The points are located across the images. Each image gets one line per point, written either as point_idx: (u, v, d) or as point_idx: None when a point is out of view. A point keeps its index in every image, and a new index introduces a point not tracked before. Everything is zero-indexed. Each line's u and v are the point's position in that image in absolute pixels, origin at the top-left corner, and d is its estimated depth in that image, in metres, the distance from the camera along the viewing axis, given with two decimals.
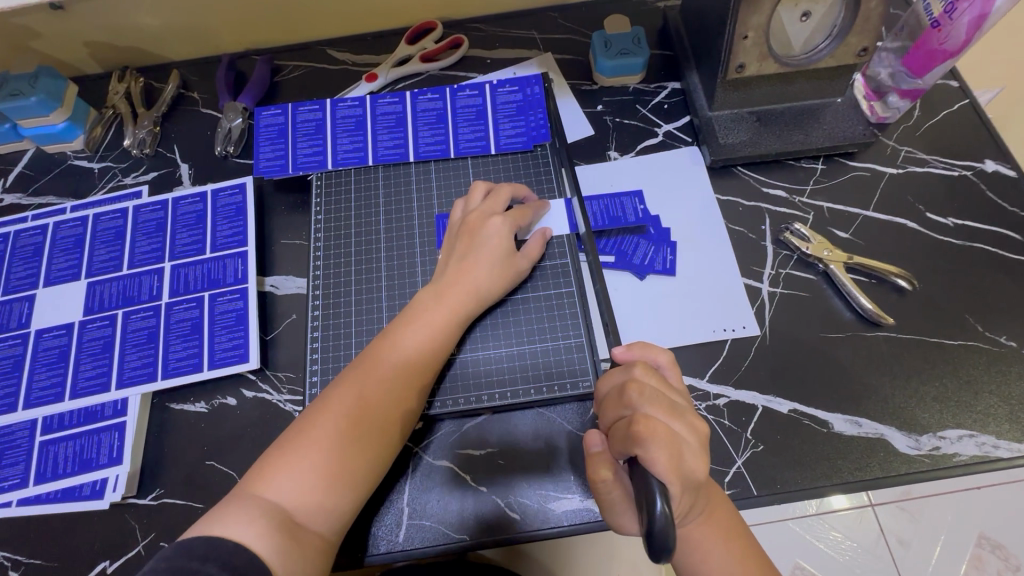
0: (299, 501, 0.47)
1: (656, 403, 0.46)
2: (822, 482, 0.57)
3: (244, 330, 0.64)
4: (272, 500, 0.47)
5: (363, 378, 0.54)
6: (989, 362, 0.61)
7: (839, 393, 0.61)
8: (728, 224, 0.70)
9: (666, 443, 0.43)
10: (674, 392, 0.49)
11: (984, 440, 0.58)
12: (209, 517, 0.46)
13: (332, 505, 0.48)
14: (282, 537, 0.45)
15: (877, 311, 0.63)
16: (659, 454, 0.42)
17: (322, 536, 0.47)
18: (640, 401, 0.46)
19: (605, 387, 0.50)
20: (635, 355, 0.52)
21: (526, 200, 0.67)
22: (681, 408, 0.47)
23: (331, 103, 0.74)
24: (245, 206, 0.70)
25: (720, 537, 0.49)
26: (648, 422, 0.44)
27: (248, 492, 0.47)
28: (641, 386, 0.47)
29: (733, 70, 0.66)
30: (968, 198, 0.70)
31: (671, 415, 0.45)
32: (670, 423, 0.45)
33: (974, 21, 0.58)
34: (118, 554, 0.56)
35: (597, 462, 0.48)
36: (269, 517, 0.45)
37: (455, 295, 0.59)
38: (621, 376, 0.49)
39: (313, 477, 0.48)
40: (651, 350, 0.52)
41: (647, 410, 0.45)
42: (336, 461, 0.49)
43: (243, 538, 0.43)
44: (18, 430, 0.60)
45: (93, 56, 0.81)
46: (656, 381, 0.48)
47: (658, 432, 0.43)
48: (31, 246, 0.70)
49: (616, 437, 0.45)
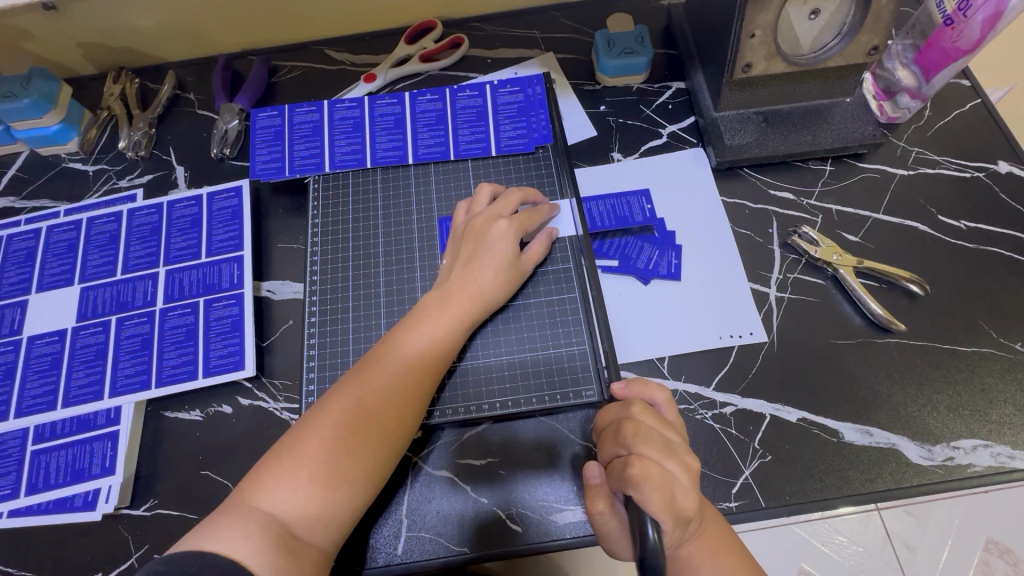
0: (297, 514, 0.46)
1: (651, 443, 0.44)
2: (832, 493, 0.55)
3: (240, 337, 0.62)
4: (270, 512, 0.45)
5: (365, 385, 0.52)
6: (1004, 369, 0.59)
7: (849, 402, 0.59)
8: (733, 227, 0.68)
9: (660, 485, 0.42)
10: (671, 430, 0.47)
11: (1000, 451, 0.56)
12: (204, 528, 0.44)
13: (331, 518, 0.47)
14: (279, 553, 0.43)
15: (888, 318, 0.61)
16: (654, 495, 0.41)
17: (319, 550, 0.46)
18: (635, 440, 0.45)
19: (603, 421, 0.49)
20: (635, 392, 0.51)
21: (537, 204, 0.65)
22: (676, 447, 0.45)
23: (329, 104, 0.73)
24: (242, 209, 0.69)
25: (722, 560, 0.47)
26: (643, 462, 0.43)
27: (245, 502, 0.46)
28: (637, 425, 0.45)
29: (739, 70, 0.64)
30: (981, 201, 0.68)
31: (665, 455, 0.44)
32: (664, 463, 0.44)
33: (987, 21, 0.56)
34: (110, 567, 0.55)
35: (594, 494, 0.47)
36: (266, 532, 0.44)
37: (459, 300, 0.57)
38: (619, 412, 0.48)
39: (313, 489, 0.47)
40: (649, 389, 0.51)
41: (642, 450, 0.44)
42: (336, 471, 0.48)
43: (240, 555, 0.42)
44: (10, 439, 0.59)
45: (88, 56, 0.79)
46: (651, 419, 0.47)
47: (653, 474, 0.42)
48: (24, 250, 0.69)
49: (612, 474, 0.44)
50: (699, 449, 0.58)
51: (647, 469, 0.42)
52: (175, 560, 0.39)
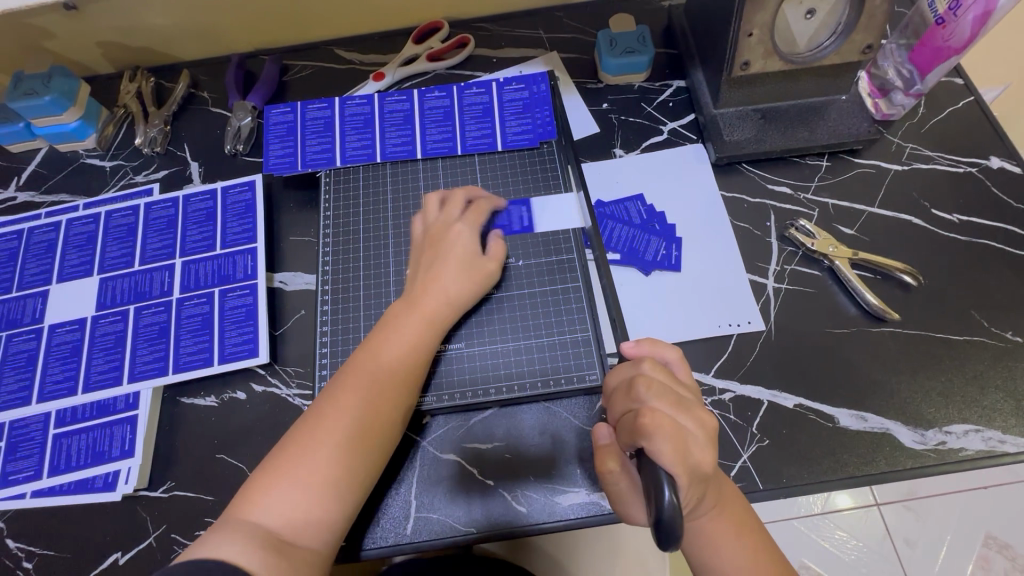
0: (284, 521, 0.47)
1: (663, 397, 0.46)
2: (827, 476, 0.57)
3: (254, 326, 0.64)
4: (259, 522, 0.47)
5: (337, 394, 0.53)
6: (995, 357, 0.61)
7: (844, 389, 0.61)
8: (733, 221, 0.70)
9: (673, 437, 0.43)
10: (682, 386, 0.49)
11: (990, 435, 0.58)
12: (199, 542, 0.46)
13: (320, 520, 0.49)
14: (270, 554, 0.45)
15: (883, 307, 0.63)
16: (665, 447, 0.42)
17: (314, 551, 0.48)
18: (647, 394, 0.46)
19: (613, 381, 0.51)
20: (645, 351, 0.53)
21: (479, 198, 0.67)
22: (689, 403, 0.47)
23: (340, 101, 0.75)
24: (255, 203, 0.71)
25: (735, 530, 0.49)
26: (655, 415, 0.44)
27: (233, 517, 0.47)
28: (649, 381, 0.47)
29: (738, 68, 0.66)
30: (974, 195, 0.70)
31: (677, 409, 0.46)
32: (678, 417, 0.46)
33: (978, 19, 0.58)
34: (130, 546, 0.57)
35: (604, 453, 0.50)
36: (255, 538, 0.45)
37: (423, 304, 0.59)
38: (630, 371, 0.50)
39: (297, 495, 0.48)
40: (659, 347, 0.53)
41: (654, 403, 0.46)
42: (319, 478, 0.49)
43: (231, 559, 0.43)
44: (33, 423, 0.61)
45: (105, 56, 0.82)
46: (662, 375, 0.49)
47: (664, 426, 0.44)
48: (44, 242, 0.71)
49: (624, 429, 0.46)
50: None
51: (659, 421, 0.44)
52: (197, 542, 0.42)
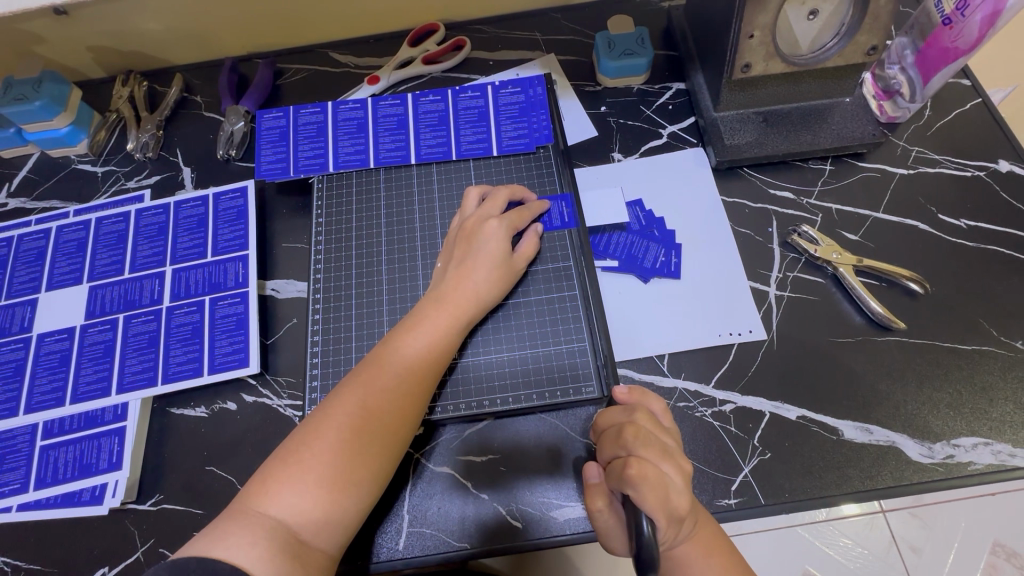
0: (303, 519, 0.46)
1: (649, 446, 0.48)
2: (831, 490, 0.56)
3: (244, 335, 0.63)
4: (278, 518, 0.46)
5: (360, 386, 0.52)
6: (1005, 368, 0.60)
7: (849, 400, 0.59)
8: (734, 226, 0.68)
9: (656, 486, 0.45)
10: (667, 434, 0.52)
11: (1000, 449, 0.57)
12: (209, 536, 0.45)
13: (337, 522, 0.48)
14: (285, 559, 0.44)
15: (889, 316, 0.61)
16: (649, 494, 0.45)
17: (325, 554, 0.47)
18: (634, 443, 0.49)
19: (604, 423, 0.53)
20: (635, 399, 0.55)
21: (525, 201, 0.66)
22: (672, 451, 0.49)
23: (333, 105, 0.73)
24: (247, 209, 0.70)
25: (712, 559, 0.50)
26: (640, 463, 0.46)
27: (252, 507, 0.46)
28: (637, 429, 0.50)
29: (739, 70, 0.64)
30: (982, 199, 0.68)
31: (661, 456, 0.48)
32: (661, 464, 0.48)
33: (986, 19, 0.56)
34: (117, 561, 0.56)
35: (594, 492, 0.51)
36: (272, 538, 0.44)
37: (456, 300, 0.57)
38: (622, 416, 0.52)
39: (320, 491, 0.47)
40: (647, 398, 0.55)
41: (640, 452, 0.48)
42: (343, 475, 0.48)
43: (248, 563, 0.43)
44: (19, 434, 0.60)
45: (98, 60, 0.81)
46: (651, 424, 0.51)
47: (649, 476, 0.46)
48: (34, 249, 0.70)
49: (610, 474, 0.48)
50: (697, 446, 0.58)
51: (645, 470, 0.46)
52: (178, 565, 0.40)
